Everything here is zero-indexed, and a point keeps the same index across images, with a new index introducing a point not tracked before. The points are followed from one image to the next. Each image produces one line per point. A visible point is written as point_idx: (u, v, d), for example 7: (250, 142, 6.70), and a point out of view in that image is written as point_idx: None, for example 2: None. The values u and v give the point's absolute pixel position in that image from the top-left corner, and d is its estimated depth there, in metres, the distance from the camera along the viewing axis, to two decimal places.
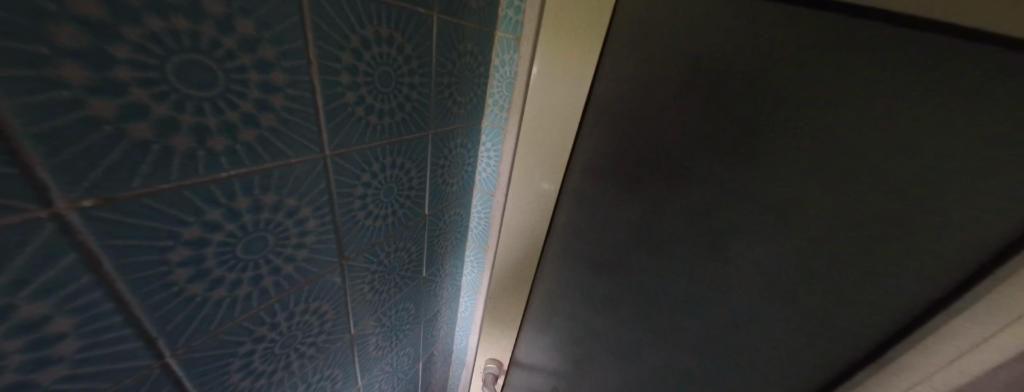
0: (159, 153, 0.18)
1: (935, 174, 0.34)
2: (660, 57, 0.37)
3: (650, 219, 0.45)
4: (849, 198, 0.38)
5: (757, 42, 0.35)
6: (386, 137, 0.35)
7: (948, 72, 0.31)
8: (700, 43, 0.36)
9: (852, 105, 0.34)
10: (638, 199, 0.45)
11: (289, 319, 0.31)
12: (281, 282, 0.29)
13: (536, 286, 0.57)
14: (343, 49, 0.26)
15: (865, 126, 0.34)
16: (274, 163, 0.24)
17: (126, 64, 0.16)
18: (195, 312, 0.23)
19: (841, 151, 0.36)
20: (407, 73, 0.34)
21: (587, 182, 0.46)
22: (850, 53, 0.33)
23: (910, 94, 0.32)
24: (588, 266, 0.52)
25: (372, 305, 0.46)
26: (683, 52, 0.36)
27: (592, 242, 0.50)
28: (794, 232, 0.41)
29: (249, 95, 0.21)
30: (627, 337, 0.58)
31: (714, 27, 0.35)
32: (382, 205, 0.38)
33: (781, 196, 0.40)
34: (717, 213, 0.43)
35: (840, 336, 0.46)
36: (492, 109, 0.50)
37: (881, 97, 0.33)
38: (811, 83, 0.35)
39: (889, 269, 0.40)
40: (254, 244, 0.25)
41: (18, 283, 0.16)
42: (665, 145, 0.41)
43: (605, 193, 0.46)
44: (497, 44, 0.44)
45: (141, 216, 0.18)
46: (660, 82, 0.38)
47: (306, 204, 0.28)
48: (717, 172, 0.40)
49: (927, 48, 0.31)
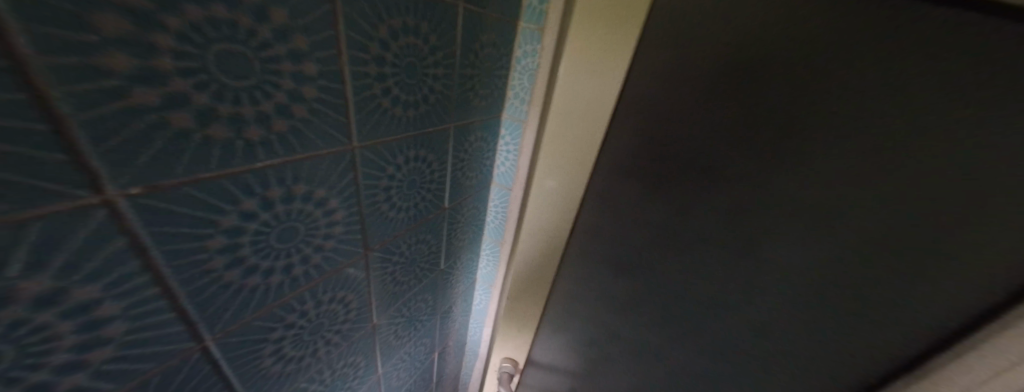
0: (198, 143, 0.18)
1: (998, 178, 0.32)
2: (694, 50, 0.35)
3: (676, 218, 0.44)
4: (897, 202, 0.35)
5: (803, 33, 0.32)
6: (411, 130, 0.35)
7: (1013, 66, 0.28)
8: (738, 34, 0.33)
9: (908, 102, 0.31)
10: (663, 198, 0.43)
11: (316, 308, 0.32)
12: (311, 271, 0.29)
13: (556, 283, 0.56)
14: (371, 40, 0.26)
15: (922, 125, 0.32)
16: (305, 155, 0.24)
17: (169, 54, 0.16)
18: (232, 299, 0.24)
19: (892, 153, 0.33)
20: (432, 64, 0.33)
21: (610, 181, 0.44)
22: (909, 43, 0.30)
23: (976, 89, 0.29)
24: (609, 264, 0.51)
25: (393, 296, 0.47)
26: (719, 44, 0.34)
27: (612, 240, 0.49)
28: (831, 236, 0.39)
29: (282, 85, 0.21)
30: (646, 337, 0.57)
31: (752, 17, 0.33)
32: (405, 197, 0.39)
33: (823, 200, 0.37)
34: (749, 214, 0.41)
35: (877, 345, 0.43)
36: (513, 104, 0.50)
37: (943, 93, 0.30)
38: (864, 79, 0.32)
39: (935, 277, 0.37)
40: (286, 234, 0.26)
41: (70, 267, 0.16)
42: (696, 143, 0.39)
43: (628, 192, 0.45)
44: (519, 36, 0.44)
45: (183, 204, 0.19)
46: (693, 77, 0.36)
47: (334, 195, 0.28)
48: (751, 172, 0.39)
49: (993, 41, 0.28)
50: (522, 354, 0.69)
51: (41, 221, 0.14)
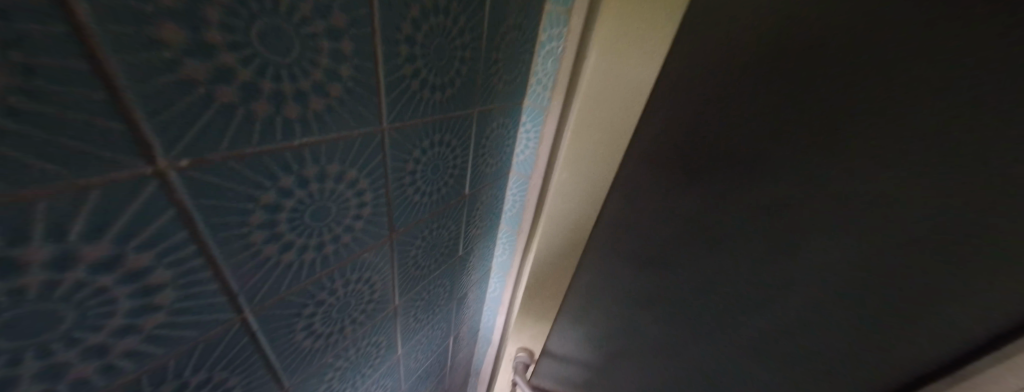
0: (242, 117, 0.18)
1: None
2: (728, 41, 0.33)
3: (703, 212, 0.43)
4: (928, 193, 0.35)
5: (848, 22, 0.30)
6: (437, 114, 0.35)
7: None
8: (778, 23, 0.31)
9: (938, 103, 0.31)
10: (692, 191, 0.42)
11: (345, 287, 0.33)
12: (341, 250, 0.30)
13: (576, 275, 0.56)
14: (404, 19, 0.25)
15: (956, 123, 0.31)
16: (339, 134, 0.24)
17: (217, 27, 0.16)
18: (270, 274, 0.24)
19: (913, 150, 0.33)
20: (461, 46, 0.33)
21: (637, 173, 0.43)
22: (946, 42, 0.28)
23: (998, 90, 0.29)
24: (631, 257, 0.50)
25: (414, 279, 0.47)
26: (757, 34, 0.32)
27: (636, 234, 0.48)
28: (858, 227, 0.39)
29: (320, 63, 0.21)
30: (663, 330, 0.57)
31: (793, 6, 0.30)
32: (429, 182, 0.39)
33: (848, 196, 0.37)
34: (777, 209, 0.40)
35: None
36: (535, 90, 0.50)
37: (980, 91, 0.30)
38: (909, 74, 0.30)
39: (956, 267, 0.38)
40: (319, 213, 0.26)
41: (126, 234, 0.16)
42: (726, 137, 0.38)
43: (652, 187, 0.44)
44: (545, 19, 0.44)
45: (227, 179, 0.19)
46: (726, 69, 0.34)
47: (364, 176, 0.29)
48: (783, 167, 0.38)
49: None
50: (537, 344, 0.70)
51: (99, 190, 0.15)
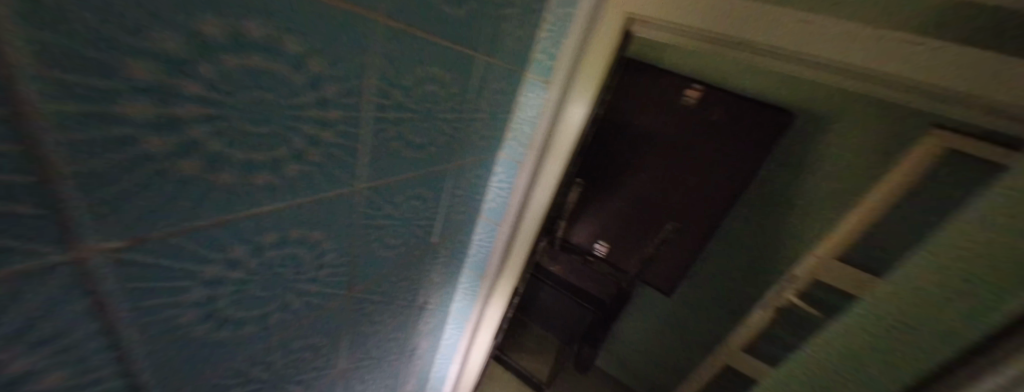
0: (202, 189, 0.16)
1: (860, 152, 0.91)
2: (810, 95, 0.93)
3: (840, 186, 0.95)
4: (852, 155, 0.92)
5: (816, 100, 0.93)
6: (417, 170, 0.34)
7: (824, 95, 0.92)
8: (808, 94, 0.94)
9: (850, 138, 0.91)
10: (803, 159, 0.98)
11: (284, 357, 0.29)
12: (287, 319, 0.27)
13: (819, 211, 1.00)
14: (395, 87, 0.25)
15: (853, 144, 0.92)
16: (308, 198, 0.23)
17: (192, 100, 0.14)
18: (196, 353, 0.21)
19: (796, 88, 0.94)
20: (447, 108, 0.34)
21: (839, 158, 0.94)
22: (826, 130, 0.94)
23: (821, 91, 0.92)
24: (803, 212, 1.02)
25: (364, 337, 0.43)
26: (808, 96, 0.94)
27: (836, 186, 0.96)
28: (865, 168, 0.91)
29: (301, 130, 0.20)
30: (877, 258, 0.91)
31: (818, 92, 0.92)
32: (399, 234, 0.37)
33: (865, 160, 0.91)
34: (859, 140, 0.90)
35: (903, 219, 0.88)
36: (511, 144, 0.54)
37: (839, 135, 0.92)
38: (820, 97, 0.93)
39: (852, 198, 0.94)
40: (271, 282, 0.23)
41: (13, 337, 0.13)
42: (824, 156, 0.96)
43: (822, 159, 0.96)
44: (525, 83, 0.49)
45: (168, 257, 0.16)
46: (804, 105, 0.95)
47: (329, 238, 0.27)
48: (854, 156, 0.92)
49: (802, 100, 0.95)
50: (503, 298, 0.74)
51: None
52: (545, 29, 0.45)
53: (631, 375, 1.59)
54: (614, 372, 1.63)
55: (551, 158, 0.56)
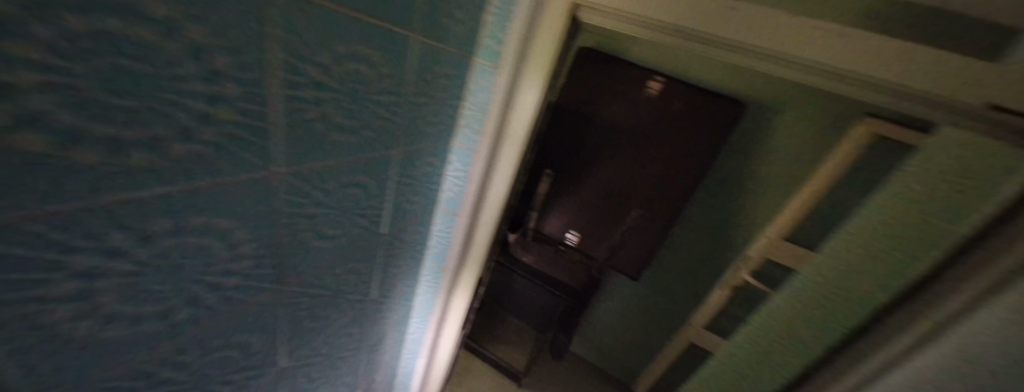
0: (63, 169, 0.15)
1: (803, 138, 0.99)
2: (759, 84, 0.99)
3: (786, 170, 1.03)
4: (796, 141, 0.99)
5: (765, 89, 0.99)
6: (351, 156, 0.33)
7: (773, 84, 0.98)
8: (757, 84, 1.00)
9: (795, 124, 0.98)
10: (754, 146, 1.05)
11: (204, 355, 0.28)
12: (200, 315, 0.25)
13: (770, 194, 1.07)
14: (308, 65, 0.24)
15: (798, 130, 0.99)
16: (209, 181, 0.21)
17: (27, 65, 0.12)
18: (80, 351, 0.19)
19: (746, 79, 1.00)
20: (381, 90, 0.32)
21: (785, 143, 1.01)
22: (774, 118, 1.00)
23: (768, 81, 0.98)
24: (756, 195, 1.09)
25: (309, 333, 0.41)
26: (757, 86, 1.00)
27: (784, 170, 1.03)
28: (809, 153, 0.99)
29: (189, 106, 0.18)
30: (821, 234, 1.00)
31: (764, 82, 0.98)
32: (336, 224, 0.36)
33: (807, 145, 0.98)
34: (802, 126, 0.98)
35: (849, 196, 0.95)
36: (465, 132, 0.53)
37: (785, 122, 0.99)
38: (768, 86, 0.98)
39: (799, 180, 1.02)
40: (171, 273, 0.22)
41: None
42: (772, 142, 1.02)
43: (771, 146, 1.03)
44: (475, 69, 0.48)
45: (23, 245, 0.15)
46: (753, 94, 1.01)
47: (244, 226, 0.25)
48: (798, 142, 0.99)
49: (751, 90, 1.01)
50: (467, 291, 0.73)
51: None
52: (491, 13, 0.44)
53: (602, 358, 1.65)
54: (587, 356, 1.69)
55: (506, 146, 0.55)
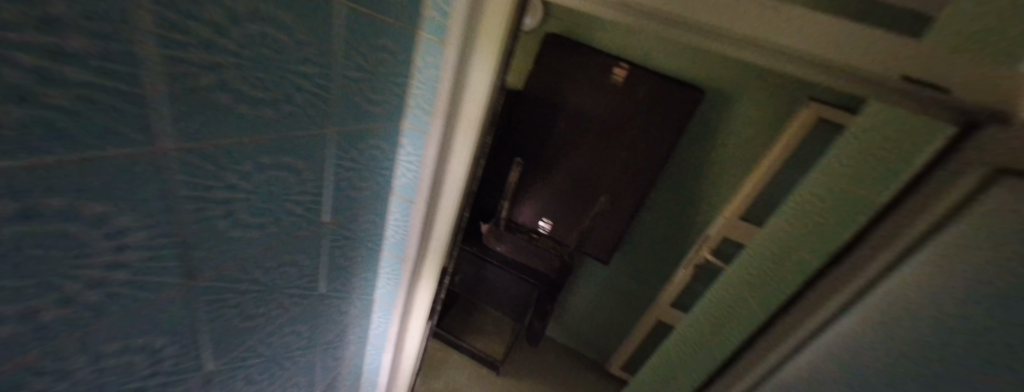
0: None
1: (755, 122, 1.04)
2: (715, 69, 1.03)
3: (740, 153, 1.08)
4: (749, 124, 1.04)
5: (721, 74, 1.03)
6: (270, 134, 0.30)
7: (728, 69, 1.01)
8: (713, 69, 1.03)
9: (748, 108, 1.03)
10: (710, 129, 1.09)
11: (96, 360, 0.25)
12: (81, 315, 0.22)
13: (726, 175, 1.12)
14: (195, 21, 0.20)
15: (751, 114, 1.04)
16: (65, 158, 0.17)
17: None
18: None
19: (703, 64, 1.03)
20: (300, 60, 0.29)
21: (739, 127, 1.06)
22: (729, 101, 1.04)
23: (723, 65, 1.01)
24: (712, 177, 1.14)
25: (240, 332, 0.38)
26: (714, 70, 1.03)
27: (739, 153, 1.08)
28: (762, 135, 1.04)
29: (17, 61, 0.14)
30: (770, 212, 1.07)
31: (720, 67, 1.02)
32: (259, 211, 0.32)
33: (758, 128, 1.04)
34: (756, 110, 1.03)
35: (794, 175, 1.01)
36: (415, 113, 0.50)
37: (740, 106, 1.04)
38: (723, 71, 1.02)
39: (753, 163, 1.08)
40: (24, 269, 0.18)
41: None
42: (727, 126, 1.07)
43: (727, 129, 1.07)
44: (422, 44, 0.45)
45: None
46: (710, 78, 1.04)
47: (131, 212, 0.22)
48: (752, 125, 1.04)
49: (708, 75, 1.04)
50: (430, 281, 0.70)
51: None
52: None
53: (575, 340, 1.70)
54: (560, 340, 1.73)
55: (461, 128, 0.52)
